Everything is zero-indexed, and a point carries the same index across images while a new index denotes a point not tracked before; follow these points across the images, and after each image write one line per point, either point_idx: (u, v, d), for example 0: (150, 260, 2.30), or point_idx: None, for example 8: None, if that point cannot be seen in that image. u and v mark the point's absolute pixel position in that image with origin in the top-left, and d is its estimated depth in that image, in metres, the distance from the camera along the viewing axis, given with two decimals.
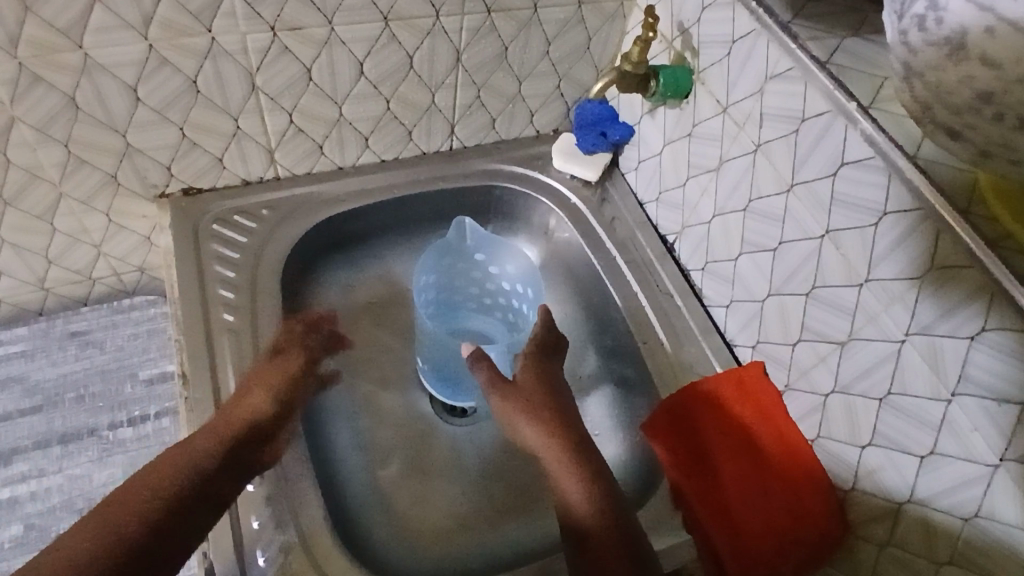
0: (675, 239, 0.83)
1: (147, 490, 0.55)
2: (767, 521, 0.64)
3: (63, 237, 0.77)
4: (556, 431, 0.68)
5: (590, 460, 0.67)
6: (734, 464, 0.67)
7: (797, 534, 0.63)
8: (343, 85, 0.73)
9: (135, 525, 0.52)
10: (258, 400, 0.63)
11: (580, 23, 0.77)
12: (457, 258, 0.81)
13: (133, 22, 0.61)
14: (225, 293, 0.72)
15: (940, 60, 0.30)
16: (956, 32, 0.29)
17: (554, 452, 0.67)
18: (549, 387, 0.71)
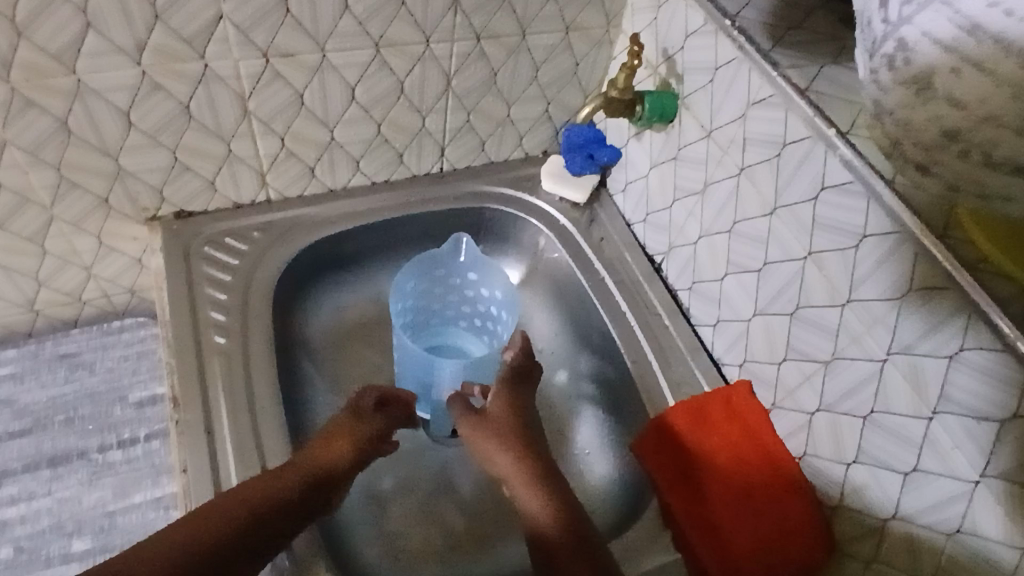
0: (663, 260, 0.84)
1: (234, 505, 0.56)
2: (757, 536, 0.64)
3: (53, 259, 0.77)
4: (524, 458, 0.68)
5: (555, 484, 0.66)
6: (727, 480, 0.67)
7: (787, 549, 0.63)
8: (334, 109, 0.74)
9: (222, 536, 0.54)
10: (343, 455, 0.64)
11: (567, 49, 0.79)
12: (446, 275, 0.82)
13: (126, 48, 0.61)
14: (216, 315, 0.73)
15: (910, 98, 0.28)
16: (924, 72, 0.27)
17: (519, 477, 0.67)
18: (519, 413, 0.72)
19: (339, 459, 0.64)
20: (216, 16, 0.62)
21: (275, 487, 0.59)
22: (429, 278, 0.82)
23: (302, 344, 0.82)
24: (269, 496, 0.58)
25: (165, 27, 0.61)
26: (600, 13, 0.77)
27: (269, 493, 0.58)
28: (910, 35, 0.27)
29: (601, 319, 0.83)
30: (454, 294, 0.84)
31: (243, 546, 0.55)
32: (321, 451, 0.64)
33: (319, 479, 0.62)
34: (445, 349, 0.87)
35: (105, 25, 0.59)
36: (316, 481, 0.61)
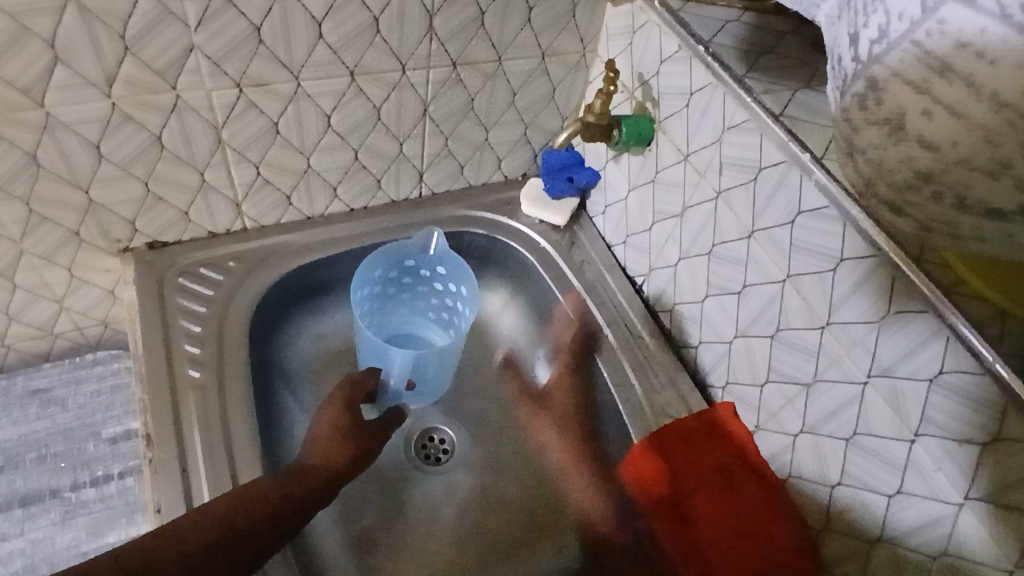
0: (644, 281, 0.84)
1: (230, 502, 0.59)
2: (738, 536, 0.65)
3: (23, 294, 0.75)
4: (574, 446, 0.80)
5: (603, 470, 0.77)
6: (705, 487, 0.67)
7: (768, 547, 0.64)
8: (310, 137, 0.73)
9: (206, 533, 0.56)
10: (349, 451, 0.70)
11: (543, 74, 0.79)
12: (415, 267, 0.82)
13: (96, 80, 0.60)
14: (191, 348, 0.71)
15: (880, 139, 0.28)
16: (897, 112, 0.27)
17: (573, 470, 0.79)
18: (571, 398, 0.82)
19: (339, 455, 0.70)
20: (188, 47, 0.61)
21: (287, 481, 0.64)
22: (396, 270, 0.82)
23: (281, 374, 0.81)
24: (254, 507, 0.60)
25: (135, 58, 0.60)
26: (576, 39, 0.77)
27: (280, 487, 0.63)
28: (882, 75, 0.27)
29: (583, 344, 0.82)
30: (422, 285, 0.84)
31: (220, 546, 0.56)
32: (331, 450, 0.70)
33: (329, 480, 0.68)
34: (407, 337, 0.87)
35: (73, 57, 0.58)
36: (325, 480, 0.68)
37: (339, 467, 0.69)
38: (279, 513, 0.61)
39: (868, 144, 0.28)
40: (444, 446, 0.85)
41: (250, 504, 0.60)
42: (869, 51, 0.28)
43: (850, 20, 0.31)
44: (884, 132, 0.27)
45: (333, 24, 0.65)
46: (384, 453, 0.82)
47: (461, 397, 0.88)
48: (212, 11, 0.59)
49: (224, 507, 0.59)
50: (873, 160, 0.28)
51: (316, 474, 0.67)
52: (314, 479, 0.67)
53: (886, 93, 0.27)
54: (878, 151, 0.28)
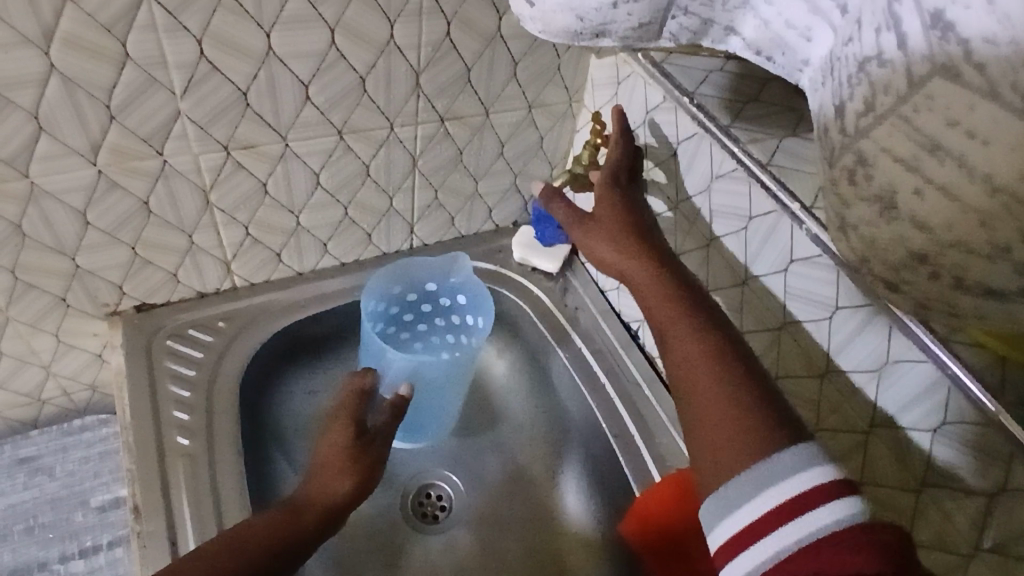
0: (639, 326, 0.84)
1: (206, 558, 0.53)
2: (732, 396, 0.51)
3: (10, 362, 0.74)
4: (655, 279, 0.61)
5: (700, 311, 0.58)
6: (699, 356, 0.54)
7: (763, 414, 0.50)
8: (299, 195, 0.73)
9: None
10: (348, 486, 0.62)
11: (531, 125, 0.79)
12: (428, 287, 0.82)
13: (81, 148, 0.60)
14: (180, 413, 0.70)
15: (872, 216, 0.28)
16: (888, 190, 0.27)
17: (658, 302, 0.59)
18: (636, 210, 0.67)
19: (336, 489, 0.62)
20: (174, 113, 0.61)
21: (277, 530, 0.57)
22: (417, 292, 0.82)
23: (274, 434, 0.80)
24: (235, 569, 0.53)
25: (121, 126, 0.60)
26: (562, 90, 0.78)
27: (265, 540, 0.56)
28: (870, 150, 0.27)
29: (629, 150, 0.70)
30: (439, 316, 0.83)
31: None
32: (327, 482, 0.62)
33: (324, 518, 0.60)
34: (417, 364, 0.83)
35: (58, 128, 0.58)
36: (320, 523, 0.60)
37: (336, 503, 0.62)
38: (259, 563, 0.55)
39: (859, 221, 0.28)
40: (441, 503, 0.83)
41: (229, 568, 0.53)
42: (855, 124, 0.28)
43: (834, 90, 0.31)
44: (877, 209, 0.27)
45: (320, 86, 0.65)
46: (382, 512, 0.80)
47: (457, 451, 0.86)
48: (198, 78, 0.59)
49: (202, 571, 0.52)
50: (865, 236, 0.28)
51: (309, 515, 0.60)
52: (306, 525, 0.59)
53: (875, 168, 0.27)
54: (871, 230, 0.28)
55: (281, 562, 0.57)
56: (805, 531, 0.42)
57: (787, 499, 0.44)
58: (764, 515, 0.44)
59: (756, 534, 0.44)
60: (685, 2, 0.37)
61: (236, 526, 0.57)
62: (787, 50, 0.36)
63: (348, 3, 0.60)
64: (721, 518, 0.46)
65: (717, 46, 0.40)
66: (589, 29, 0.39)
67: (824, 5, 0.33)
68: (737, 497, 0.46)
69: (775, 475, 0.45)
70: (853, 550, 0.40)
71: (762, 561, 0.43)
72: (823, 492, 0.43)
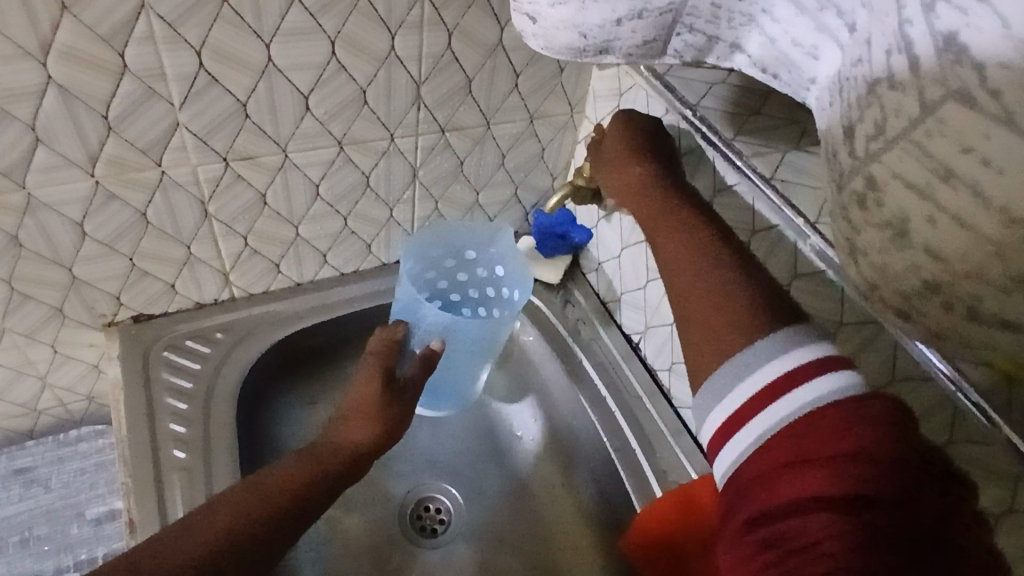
0: (640, 339, 0.83)
1: (241, 501, 0.56)
2: (721, 286, 0.50)
3: (6, 372, 0.73)
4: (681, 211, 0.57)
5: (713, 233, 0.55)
6: (690, 254, 0.53)
7: (756, 297, 0.49)
8: (299, 206, 0.73)
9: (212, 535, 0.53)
10: (372, 435, 0.64)
11: (532, 135, 0.79)
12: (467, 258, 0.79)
13: (78, 160, 0.59)
14: (176, 426, 0.69)
15: (883, 243, 0.27)
16: (899, 217, 0.26)
17: (673, 228, 0.56)
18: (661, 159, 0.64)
19: (358, 437, 0.63)
20: (172, 124, 0.60)
21: (303, 475, 0.59)
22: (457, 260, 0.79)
23: (271, 447, 0.79)
24: (259, 512, 0.55)
25: (118, 138, 0.59)
26: (563, 101, 0.77)
27: (290, 485, 0.58)
28: (881, 174, 0.27)
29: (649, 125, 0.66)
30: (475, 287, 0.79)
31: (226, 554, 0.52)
32: (352, 429, 0.64)
33: (346, 464, 0.62)
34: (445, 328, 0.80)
35: (55, 140, 0.57)
36: (343, 469, 0.61)
37: (356, 452, 0.63)
38: (285, 506, 0.57)
39: (870, 246, 0.28)
40: (439, 517, 0.82)
41: (254, 513, 0.55)
42: (865, 148, 0.28)
43: (843, 112, 0.30)
44: (888, 235, 0.27)
45: (320, 97, 0.64)
46: (380, 525, 0.80)
47: (457, 463, 0.86)
48: (197, 89, 0.59)
49: (229, 515, 0.54)
50: (876, 264, 0.28)
51: (333, 460, 0.61)
52: (330, 469, 0.61)
53: (885, 194, 0.27)
54: (883, 257, 0.27)
55: (305, 507, 0.58)
56: (788, 410, 0.41)
57: (773, 380, 0.43)
58: (750, 393, 0.44)
59: (744, 420, 0.43)
60: (691, 19, 0.37)
61: (264, 470, 0.59)
62: (794, 67, 0.36)
63: (348, 15, 0.59)
64: (711, 409, 0.46)
65: (722, 63, 0.40)
66: (593, 46, 0.38)
67: (830, 20, 0.32)
68: (727, 385, 0.45)
69: (763, 357, 0.45)
70: (840, 423, 0.38)
71: (749, 446, 0.42)
72: (807, 371, 0.42)
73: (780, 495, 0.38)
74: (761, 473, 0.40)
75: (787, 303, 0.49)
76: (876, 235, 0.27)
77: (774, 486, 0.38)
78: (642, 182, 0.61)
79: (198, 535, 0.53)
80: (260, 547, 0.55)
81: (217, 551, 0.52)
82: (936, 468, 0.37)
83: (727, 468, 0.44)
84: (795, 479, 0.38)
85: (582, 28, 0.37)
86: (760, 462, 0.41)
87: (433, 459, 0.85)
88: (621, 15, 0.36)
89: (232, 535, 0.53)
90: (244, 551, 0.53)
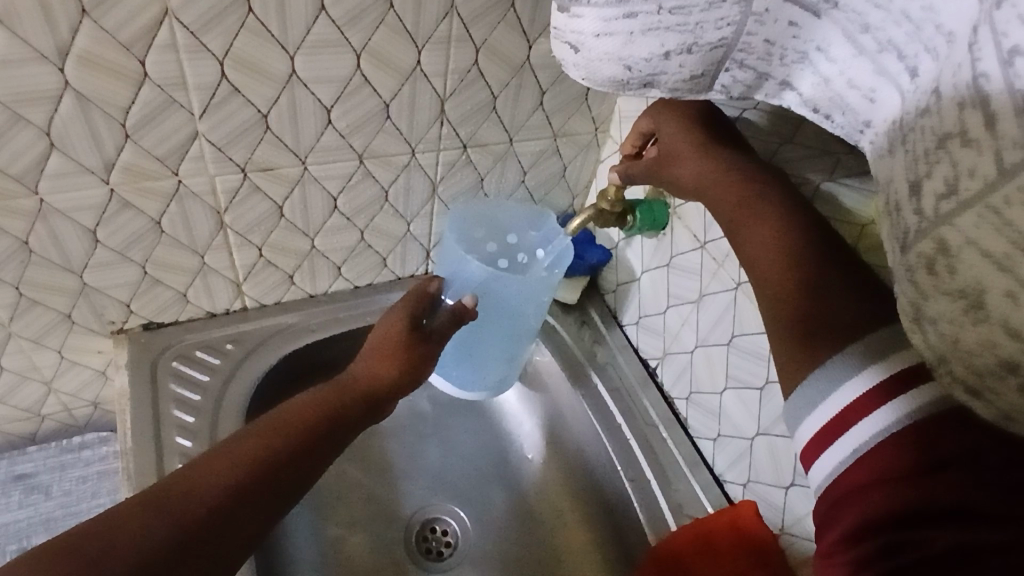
0: (658, 365, 0.81)
1: (266, 433, 0.54)
2: (791, 277, 0.48)
3: (11, 377, 0.72)
4: (741, 187, 0.53)
5: (781, 219, 0.51)
6: (773, 238, 0.50)
7: (830, 306, 0.46)
8: (316, 219, 0.71)
9: (237, 467, 0.51)
10: (393, 374, 0.61)
11: (555, 154, 0.77)
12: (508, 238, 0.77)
13: (93, 167, 0.58)
14: (183, 440, 0.67)
15: (955, 313, 0.26)
16: (975, 287, 0.25)
17: (744, 209, 0.52)
18: (724, 141, 0.57)
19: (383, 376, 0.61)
20: (191, 133, 0.59)
21: (325, 411, 0.57)
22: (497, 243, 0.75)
23: None
24: (281, 445, 0.54)
25: (135, 146, 0.58)
26: (588, 120, 0.75)
27: (310, 419, 0.56)
28: (954, 239, 0.26)
29: (699, 109, 0.58)
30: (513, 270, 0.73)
31: (251, 488, 0.51)
32: (373, 366, 0.61)
33: (368, 401, 0.60)
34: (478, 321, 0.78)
35: (70, 145, 0.56)
36: (362, 404, 0.60)
37: (379, 388, 0.61)
38: (307, 442, 0.55)
39: (939, 315, 0.27)
40: (445, 539, 0.80)
41: (276, 446, 0.54)
42: (935, 208, 0.27)
43: (908, 166, 0.29)
44: (961, 306, 0.26)
45: (342, 110, 0.63)
46: (383, 544, 0.78)
47: (465, 485, 0.84)
48: (217, 99, 0.57)
49: (250, 449, 0.53)
50: (947, 335, 0.27)
51: (352, 397, 0.59)
52: (351, 405, 0.59)
53: (960, 261, 0.26)
54: (954, 328, 0.27)
55: (327, 442, 0.56)
56: (880, 429, 0.40)
57: (857, 397, 0.42)
58: (828, 417, 0.43)
59: (833, 437, 0.42)
60: (742, 55, 0.35)
61: (283, 404, 0.57)
62: (848, 109, 0.34)
63: (375, 28, 0.58)
64: (798, 422, 0.45)
65: (770, 99, 0.38)
66: (637, 79, 0.36)
67: (890, 64, 0.31)
68: (812, 398, 0.44)
69: (840, 374, 0.43)
70: (922, 443, 0.38)
71: (843, 460, 0.42)
72: (889, 388, 0.41)
73: (862, 515, 0.39)
74: (850, 492, 0.40)
75: (886, 308, 0.45)
76: (953, 304, 0.26)
77: (863, 504, 0.39)
78: (711, 162, 0.55)
79: (224, 468, 0.51)
80: (284, 482, 0.53)
81: (243, 482, 0.51)
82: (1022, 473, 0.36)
83: (821, 482, 0.43)
84: (880, 499, 0.38)
85: (628, 61, 0.35)
86: (850, 480, 0.41)
87: (441, 479, 0.84)
88: (669, 49, 0.34)
89: (255, 469, 0.52)
90: (268, 482, 0.52)
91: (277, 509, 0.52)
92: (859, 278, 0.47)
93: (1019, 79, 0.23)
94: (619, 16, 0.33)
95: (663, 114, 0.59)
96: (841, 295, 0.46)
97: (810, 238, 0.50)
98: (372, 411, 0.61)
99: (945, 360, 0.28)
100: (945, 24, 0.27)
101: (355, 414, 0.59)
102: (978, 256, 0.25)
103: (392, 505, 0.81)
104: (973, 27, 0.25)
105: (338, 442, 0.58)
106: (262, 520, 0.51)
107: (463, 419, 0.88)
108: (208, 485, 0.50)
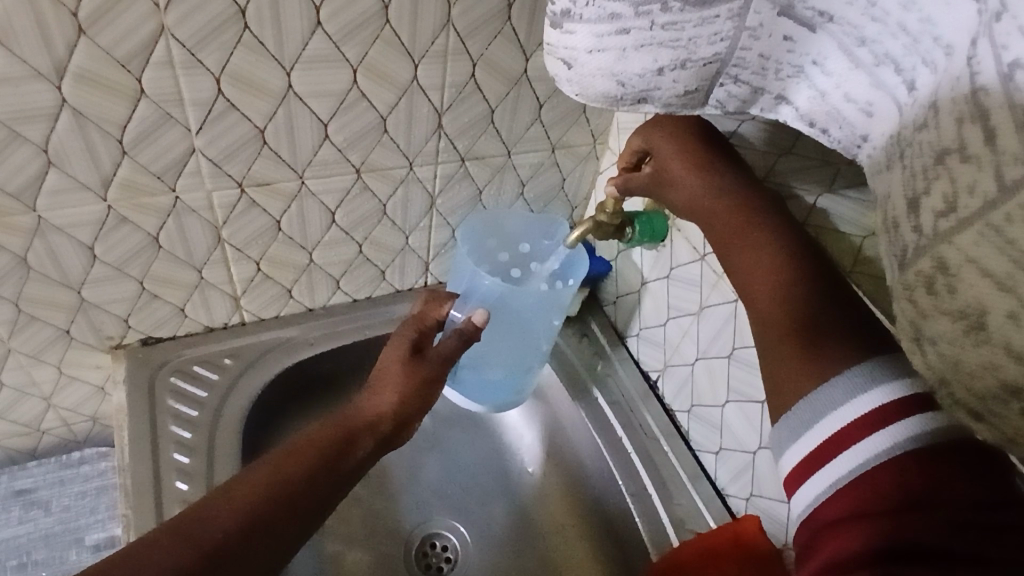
0: (659, 377, 0.80)
1: (277, 466, 0.53)
2: (780, 298, 0.48)
3: (10, 393, 0.71)
4: (743, 207, 0.53)
5: (782, 241, 0.51)
6: (771, 259, 0.50)
7: (823, 327, 0.46)
8: (314, 233, 0.71)
9: (248, 500, 0.51)
10: (403, 403, 0.59)
11: (553, 166, 0.77)
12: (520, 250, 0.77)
13: (91, 184, 0.58)
14: (180, 456, 0.67)
15: (955, 334, 0.26)
16: (975, 307, 0.25)
17: (747, 229, 0.52)
18: (728, 160, 0.56)
19: (394, 404, 0.59)
20: (188, 149, 0.59)
21: (335, 438, 0.56)
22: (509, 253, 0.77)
23: None
24: (294, 473, 0.53)
25: (133, 162, 0.58)
26: (587, 132, 0.75)
27: (324, 448, 0.55)
28: (953, 258, 0.26)
29: (705, 127, 0.58)
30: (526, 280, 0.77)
31: (265, 521, 0.50)
32: (379, 396, 0.59)
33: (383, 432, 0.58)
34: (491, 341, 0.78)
35: (67, 161, 0.56)
36: (376, 433, 0.58)
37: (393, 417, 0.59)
38: (321, 472, 0.54)
39: (939, 335, 0.27)
40: (446, 554, 0.79)
41: (287, 477, 0.53)
42: (933, 226, 0.27)
43: (906, 182, 0.29)
44: (961, 326, 0.26)
45: (340, 124, 0.62)
46: (382, 559, 0.77)
47: (465, 498, 0.83)
48: (215, 115, 0.57)
49: (261, 479, 0.52)
50: (947, 355, 0.27)
51: (363, 423, 0.58)
52: (364, 434, 0.57)
53: (959, 279, 0.26)
54: (954, 349, 0.26)
55: (340, 470, 0.55)
56: (865, 458, 0.40)
57: (840, 429, 0.41)
58: (815, 447, 0.42)
59: (815, 467, 0.42)
60: (736, 70, 0.35)
61: (297, 435, 0.57)
62: (845, 123, 0.34)
63: (372, 42, 0.58)
64: (782, 449, 0.44)
65: (767, 114, 0.38)
66: (632, 94, 0.36)
67: (887, 77, 0.30)
68: (796, 428, 0.43)
69: (822, 405, 0.42)
70: (911, 474, 0.37)
71: (822, 492, 0.41)
72: (879, 417, 0.40)
73: (847, 546, 0.37)
74: (830, 524, 0.39)
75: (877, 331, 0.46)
76: (952, 324, 0.26)
77: (840, 537, 0.38)
78: (710, 184, 0.55)
79: (239, 501, 0.51)
80: (298, 516, 0.52)
81: (257, 514, 0.50)
82: (1005, 514, 0.36)
83: (802, 509, 0.42)
84: (867, 529, 0.37)
85: (621, 76, 0.35)
86: (830, 512, 0.40)
87: (441, 492, 0.83)
88: (663, 65, 0.34)
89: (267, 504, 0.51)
90: (282, 513, 0.51)
91: (292, 537, 0.52)
92: (847, 302, 0.48)
93: (1020, 93, 0.23)
94: (612, 32, 0.33)
95: (656, 133, 0.59)
96: (833, 314, 0.47)
97: (804, 258, 0.50)
98: (388, 440, 0.59)
99: (946, 381, 0.27)
100: (944, 36, 0.27)
101: (368, 443, 0.57)
102: (977, 277, 0.25)
103: (392, 521, 0.80)
104: (971, 40, 0.25)
105: (353, 472, 0.56)
106: (274, 552, 0.51)
107: (464, 432, 0.87)
108: (223, 520, 0.50)
